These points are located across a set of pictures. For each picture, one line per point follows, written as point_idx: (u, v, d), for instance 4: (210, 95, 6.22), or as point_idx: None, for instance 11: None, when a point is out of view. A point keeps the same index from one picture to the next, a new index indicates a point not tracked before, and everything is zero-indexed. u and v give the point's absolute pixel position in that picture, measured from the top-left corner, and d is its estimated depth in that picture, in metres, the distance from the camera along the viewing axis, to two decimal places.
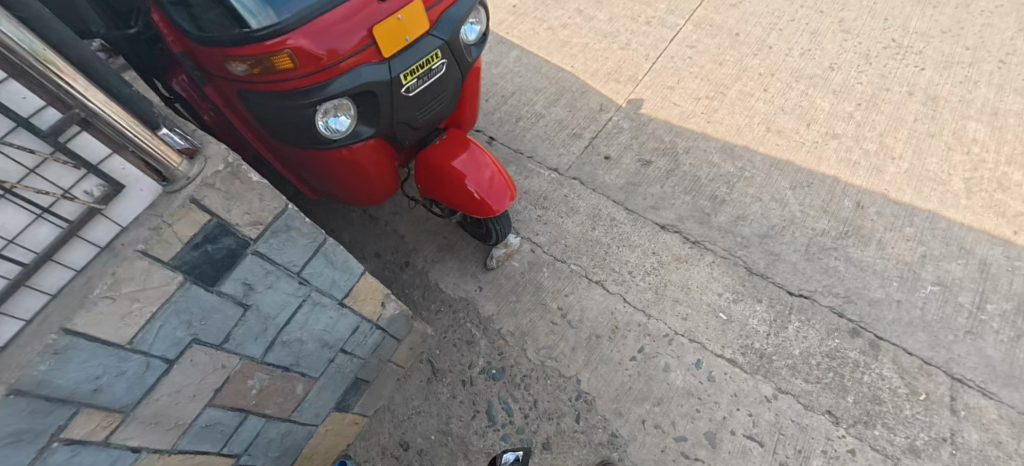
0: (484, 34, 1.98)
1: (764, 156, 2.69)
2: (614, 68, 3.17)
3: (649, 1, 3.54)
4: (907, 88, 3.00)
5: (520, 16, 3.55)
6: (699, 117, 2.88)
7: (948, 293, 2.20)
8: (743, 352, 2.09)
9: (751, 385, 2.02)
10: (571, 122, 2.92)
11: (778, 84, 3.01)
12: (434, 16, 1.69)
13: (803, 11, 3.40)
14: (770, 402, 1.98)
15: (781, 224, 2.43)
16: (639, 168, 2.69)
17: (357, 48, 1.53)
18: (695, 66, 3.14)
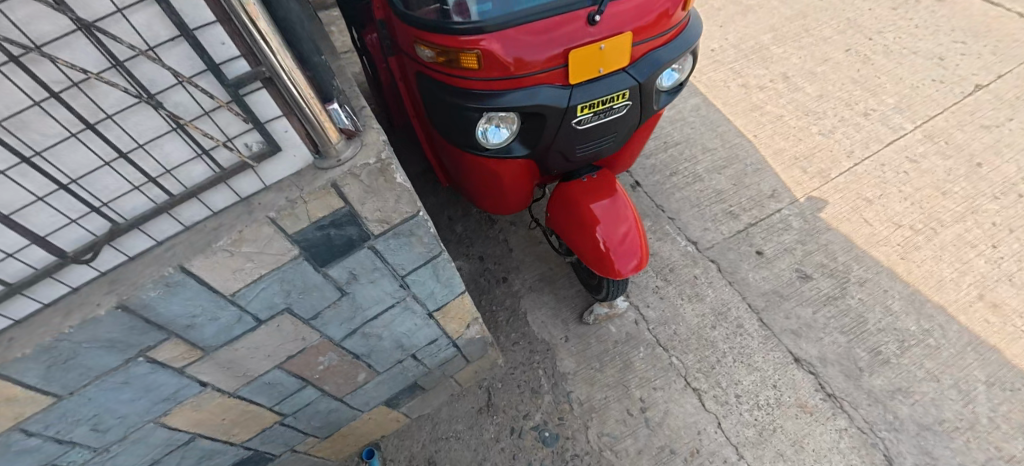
0: (681, 83, 1.73)
1: (962, 328, 2.14)
2: (805, 153, 2.73)
3: (875, 90, 2.98)
4: None
5: (715, 62, 3.23)
6: (892, 248, 2.36)
7: None
8: None
9: None
10: (731, 198, 2.59)
11: (1014, 245, 2.36)
12: (638, 53, 1.50)
13: None
14: None
15: (953, 423, 1.93)
16: (793, 279, 2.29)
17: (546, 66, 1.39)
18: (907, 183, 2.57)
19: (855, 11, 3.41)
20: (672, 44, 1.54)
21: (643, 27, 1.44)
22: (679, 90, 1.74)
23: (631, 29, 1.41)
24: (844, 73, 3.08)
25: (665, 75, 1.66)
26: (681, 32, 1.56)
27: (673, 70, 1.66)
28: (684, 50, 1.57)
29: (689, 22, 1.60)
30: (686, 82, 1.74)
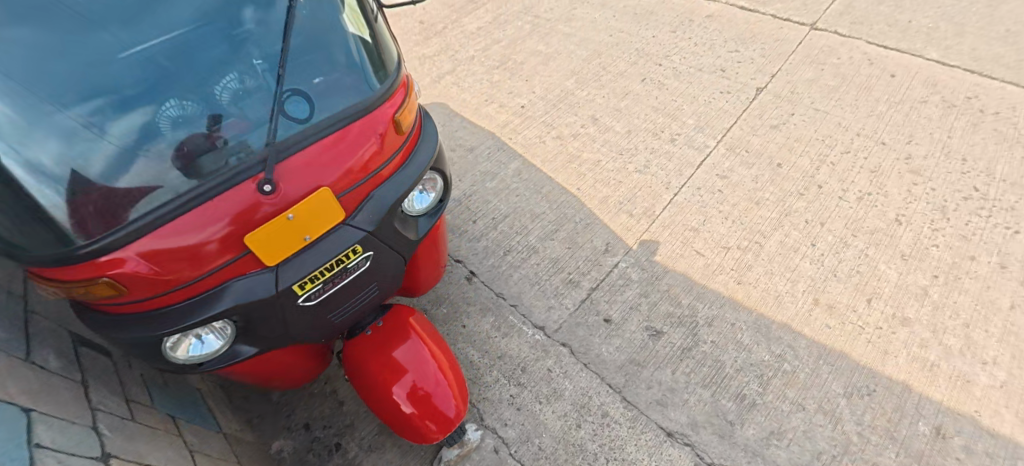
0: (440, 201, 1.51)
1: (809, 342, 2.15)
2: (627, 198, 2.75)
3: (676, 114, 3.18)
4: (997, 257, 2.37)
5: (527, 120, 3.27)
6: (728, 275, 2.39)
7: None
8: None
9: None
10: (569, 264, 2.47)
11: (829, 237, 2.49)
12: (356, 198, 1.22)
13: (861, 142, 2.91)
14: None
15: (830, 451, 1.86)
16: (646, 340, 2.18)
17: (233, 251, 1.08)
18: (725, 202, 2.67)
19: (641, 41, 3.72)
20: (401, 170, 1.31)
21: (349, 169, 1.18)
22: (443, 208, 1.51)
23: (329, 180, 1.14)
24: (646, 103, 3.26)
25: (413, 200, 1.41)
26: (409, 154, 1.35)
27: (422, 192, 1.43)
28: (420, 171, 1.34)
29: (418, 140, 1.41)
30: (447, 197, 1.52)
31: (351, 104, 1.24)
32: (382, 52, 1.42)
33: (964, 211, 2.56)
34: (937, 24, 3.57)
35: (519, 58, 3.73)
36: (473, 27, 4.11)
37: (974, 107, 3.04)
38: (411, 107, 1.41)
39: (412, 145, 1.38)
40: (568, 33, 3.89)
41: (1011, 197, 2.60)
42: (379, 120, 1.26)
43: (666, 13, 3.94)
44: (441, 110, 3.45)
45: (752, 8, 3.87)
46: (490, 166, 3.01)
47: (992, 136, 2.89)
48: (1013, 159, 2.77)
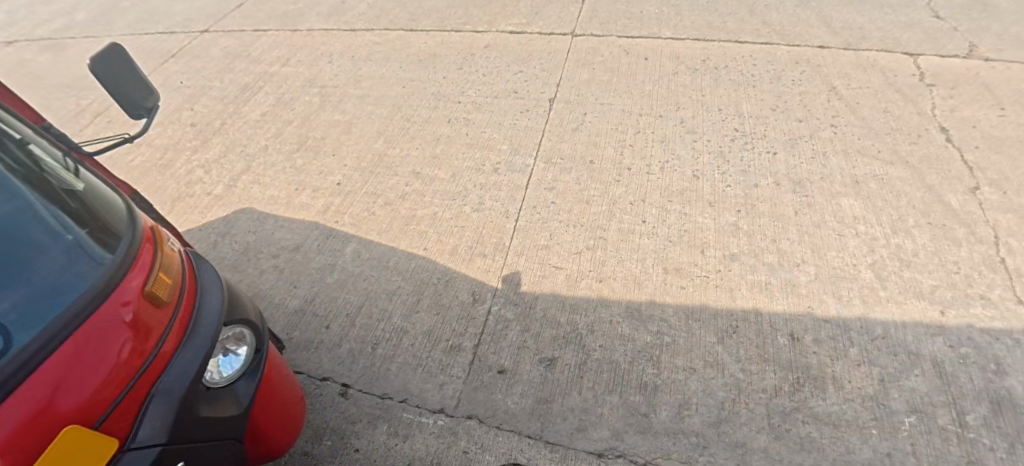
0: (257, 350, 1.42)
1: (675, 307, 2.34)
2: (476, 241, 2.74)
3: (490, 144, 3.28)
4: (771, 178, 2.87)
5: (349, 195, 3.05)
6: (589, 277, 2.51)
7: (927, 419, 1.93)
8: None
9: None
10: (445, 331, 2.38)
11: (653, 210, 2.77)
12: (131, 409, 1.02)
13: (644, 120, 3.34)
14: None
15: (730, 397, 2.04)
16: (544, 373, 2.19)
17: None
18: (562, 212, 2.83)
19: (435, 84, 3.81)
20: (188, 342, 1.19)
21: (111, 373, 1.01)
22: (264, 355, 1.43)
23: (79, 406, 0.93)
24: (459, 143, 3.31)
25: (220, 365, 1.29)
26: (189, 322, 1.24)
27: (232, 351, 1.34)
28: (212, 334, 1.26)
29: (195, 303, 1.31)
30: (265, 343, 1.46)
31: (84, 297, 1.09)
32: (108, 230, 1.30)
33: (737, 150, 3.06)
34: (662, 9, 4.48)
35: (318, 134, 3.46)
36: (257, 114, 3.66)
37: (709, 69, 3.73)
38: (168, 275, 1.31)
39: (188, 311, 1.27)
40: (360, 95, 3.76)
41: (761, 128, 3.20)
42: (128, 303, 1.13)
43: (449, 53, 4.12)
44: (249, 218, 2.98)
45: (520, 30, 4.32)
46: (326, 259, 2.74)
47: (729, 86, 3.56)
48: (749, 99, 3.43)
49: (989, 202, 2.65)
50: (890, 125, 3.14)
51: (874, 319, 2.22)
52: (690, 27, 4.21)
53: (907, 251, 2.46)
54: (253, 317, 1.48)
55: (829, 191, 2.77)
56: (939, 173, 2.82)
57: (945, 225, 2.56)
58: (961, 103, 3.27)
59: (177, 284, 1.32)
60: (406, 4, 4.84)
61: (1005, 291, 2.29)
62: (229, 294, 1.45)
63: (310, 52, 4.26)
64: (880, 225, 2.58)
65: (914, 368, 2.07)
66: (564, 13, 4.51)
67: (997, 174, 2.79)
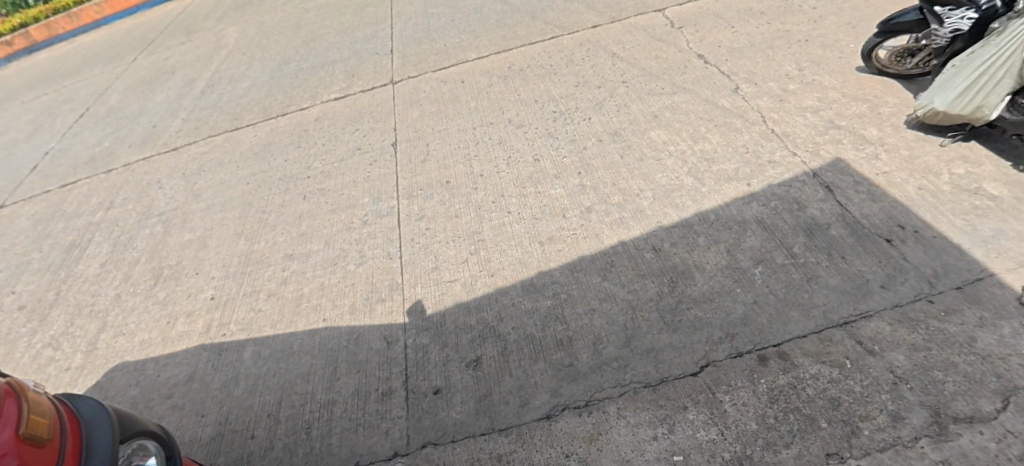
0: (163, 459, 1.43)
1: (561, 268, 2.64)
2: (370, 290, 2.80)
3: (352, 202, 3.39)
4: (595, 138, 3.36)
5: (228, 303, 2.94)
6: (483, 276, 2.71)
7: (770, 264, 2.41)
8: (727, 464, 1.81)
9: None
10: (371, 383, 2.39)
11: (514, 200, 3.08)
12: None
13: (479, 130, 3.69)
14: None
15: (629, 318, 2.35)
16: (475, 374, 2.31)
17: None
18: (439, 233, 3.02)
19: (278, 170, 3.83)
20: None
21: None
22: (177, 458, 1.50)
23: None
24: (322, 213, 3.36)
25: None
26: (81, 455, 1.24)
27: None
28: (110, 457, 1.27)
29: (81, 435, 1.30)
30: (173, 449, 1.51)
31: None
32: None
33: (561, 126, 3.52)
34: (461, 37, 4.98)
35: (173, 261, 3.29)
36: (96, 268, 3.39)
37: (516, 72, 4.22)
38: (43, 416, 1.28)
39: (76, 444, 1.27)
40: (204, 208, 3.65)
41: (573, 103, 3.71)
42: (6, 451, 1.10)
43: (282, 137, 4.18)
44: (124, 372, 2.71)
45: (344, 94, 4.52)
46: (225, 372, 2.59)
47: (538, 80, 4.05)
48: (556, 84, 3.95)
49: (749, 96, 3.37)
50: (664, 66, 3.82)
51: (706, 209, 2.73)
52: (489, 45, 4.72)
53: (709, 152, 3.05)
54: (153, 428, 1.49)
55: (639, 131, 3.31)
56: (710, 88, 3.51)
57: (727, 122, 3.22)
58: (705, 33, 4.09)
59: (55, 423, 1.29)
60: (221, 107, 4.81)
61: (782, 152, 2.93)
62: (116, 413, 1.43)
63: (134, 186, 4.04)
64: (685, 142, 3.16)
65: (745, 232, 2.57)
66: (378, 67, 4.81)
67: (746, 74, 3.55)
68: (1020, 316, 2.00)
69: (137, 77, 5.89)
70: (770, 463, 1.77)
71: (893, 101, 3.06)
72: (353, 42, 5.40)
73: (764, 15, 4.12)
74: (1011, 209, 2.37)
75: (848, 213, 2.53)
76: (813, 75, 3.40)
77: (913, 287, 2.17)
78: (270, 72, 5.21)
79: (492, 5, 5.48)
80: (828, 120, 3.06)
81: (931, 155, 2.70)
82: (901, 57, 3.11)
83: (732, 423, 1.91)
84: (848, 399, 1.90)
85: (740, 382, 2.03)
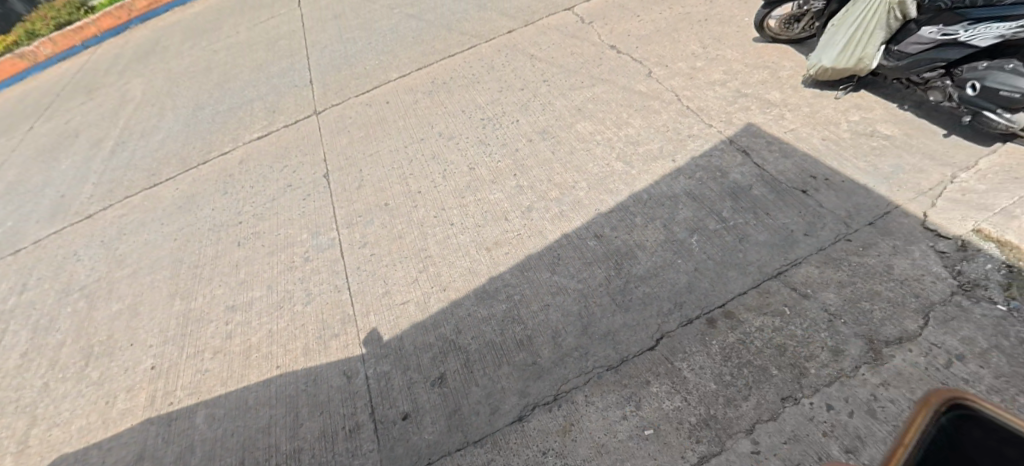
0: None
1: (510, 270, 2.66)
2: (322, 328, 2.72)
3: (290, 241, 3.28)
4: (525, 139, 3.42)
5: (171, 369, 2.77)
6: (435, 292, 2.69)
7: (704, 231, 2.52)
8: (694, 428, 1.87)
9: (732, 444, 1.79)
10: (336, 422, 2.31)
11: (455, 211, 3.08)
12: None
13: (411, 149, 3.67)
14: (756, 439, 1.78)
15: (583, 306, 2.39)
16: (441, 390, 2.28)
17: None
18: (385, 257, 2.97)
19: (207, 220, 3.66)
20: None
21: None
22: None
23: None
24: (260, 257, 3.24)
25: None
26: None
27: None
28: None
29: None
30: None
31: None
32: None
33: (490, 133, 3.56)
34: (380, 59, 4.95)
35: (103, 335, 3.07)
36: (15, 359, 3.10)
37: (439, 86, 4.24)
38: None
39: None
40: (131, 273, 3.43)
41: (499, 108, 3.76)
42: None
43: (206, 186, 3.99)
44: (64, 465, 2.49)
45: (266, 133, 4.38)
46: (178, 442, 2.43)
47: (462, 91, 4.09)
48: (480, 92, 4.00)
49: (661, 77, 3.54)
50: (580, 61, 3.95)
51: (639, 190, 2.84)
52: (409, 63, 4.72)
53: (634, 136, 3.17)
54: None
55: (566, 126, 3.40)
56: (625, 76, 3.66)
57: (645, 105, 3.36)
58: (614, 24, 4.26)
59: None
60: (136, 165, 4.54)
61: (700, 125, 3.09)
62: None
63: (48, 263, 3.74)
64: (610, 129, 3.27)
65: (677, 205, 2.68)
66: (299, 101, 4.69)
67: (657, 58, 3.73)
68: (925, 239, 2.19)
69: (35, 148, 5.47)
70: (734, 419, 1.85)
71: (789, 64, 3.30)
72: (269, 79, 5.25)
73: (665, 1, 4.35)
74: (903, 146, 2.61)
75: (766, 172, 2.69)
76: (716, 51, 3.61)
77: (832, 230, 2.34)
78: (185, 121, 4.98)
79: (406, 24, 5.49)
80: (735, 89, 3.26)
81: (828, 108, 2.93)
82: (789, 23, 3.36)
83: (693, 387, 1.99)
84: (793, 343, 2.01)
85: (694, 347, 2.11)
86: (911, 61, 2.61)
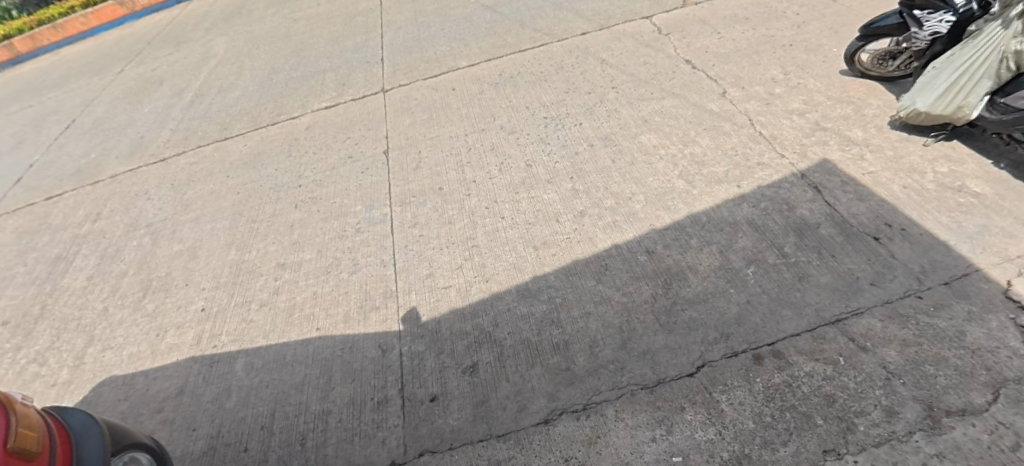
0: None
1: (555, 272, 2.64)
2: (363, 299, 2.78)
3: (344, 210, 3.37)
4: (586, 143, 3.38)
5: (219, 314, 2.90)
6: (477, 281, 2.71)
7: (762, 264, 2.43)
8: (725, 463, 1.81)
9: None
10: (366, 392, 2.36)
11: (507, 205, 3.09)
12: None
13: (471, 137, 3.70)
14: None
15: (625, 320, 2.36)
16: (472, 380, 2.30)
17: None
18: (433, 239, 3.01)
19: (269, 179, 3.81)
20: None
21: None
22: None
23: None
24: (314, 221, 3.34)
25: None
26: None
27: None
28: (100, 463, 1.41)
29: (71, 448, 1.43)
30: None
31: None
32: None
33: (552, 132, 3.54)
34: (451, 46, 5.00)
35: (162, 272, 3.25)
36: (82, 281, 3.32)
37: (506, 79, 4.25)
38: (31, 429, 1.38)
39: (67, 456, 1.39)
40: (194, 218, 3.61)
41: (564, 109, 3.74)
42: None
43: (273, 146, 4.16)
44: (112, 386, 2.65)
45: (334, 103, 4.52)
46: (217, 384, 2.54)
47: (528, 87, 4.08)
48: (546, 91, 3.99)
49: (736, 99, 3.43)
50: (652, 72, 3.88)
51: (698, 212, 2.76)
52: (480, 52, 4.75)
53: (699, 155, 3.09)
54: (141, 442, 1.63)
55: (629, 135, 3.35)
56: (698, 93, 3.56)
57: (716, 126, 3.26)
58: (692, 39, 4.15)
59: (42, 433, 1.40)
60: (211, 117, 4.78)
61: (770, 154, 2.98)
62: (107, 428, 1.56)
63: (121, 197, 3.99)
64: (675, 145, 3.20)
65: (736, 233, 2.60)
66: (369, 76, 4.81)
67: (733, 79, 3.61)
68: (1006, 310, 2.03)
69: (122, 88, 5.84)
70: (769, 462, 1.78)
71: (876, 102, 3.13)
72: (343, 51, 5.41)
73: (749, 21, 4.20)
74: (994, 206, 2.42)
75: (836, 213, 2.57)
76: (798, 79, 3.47)
77: (902, 284, 2.21)
78: (260, 82, 5.20)
79: (481, 14, 5.53)
80: (814, 122, 3.12)
81: (914, 155, 2.76)
82: (883, 60, 3.20)
83: (730, 422, 1.92)
84: (843, 396, 1.91)
85: (736, 381, 2.04)
86: (1016, 116, 2.36)
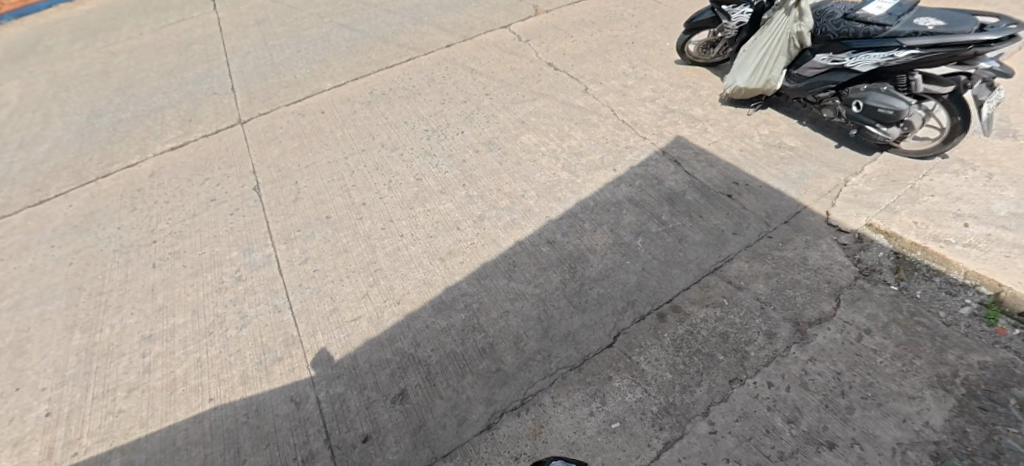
0: None
1: (467, 279, 2.65)
2: (262, 352, 2.50)
3: (220, 259, 3.00)
4: (471, 150, 3.44)
5: (74, 412, 2.37)
6: (388, 305, 2.60)
7: (648, 234, 2.71)
8: (657, 417, 1.97)
9: (692, 426, 1.92)
10: (287, 452, 2.12)
11: (405, 223, 3.01)
12: None
13: (352, 159, 3.54)
14: (711, 420, 1.92)
15: (542, 310, 2.45)
16: (403, 406, 2.19)
17: None
18: (331, 272, 2.82)
19: (113, 239, 3.23)
20: None
21: None
22: None
23: None
24: (184, 278, 2.92)
25: None
26: None
27: None
28: None
29: None
30: None
31: None
32: None
33: (435, 144, 3.54)
34: (311, 68, 4.72)
35: None
36: None
37: (378, 97, 4.14)
38: None
39: None
40: (11, 305, 2.91)
41: (443, 120, 3.76)
42: None
43: (108, 201, 3.53)
44: None
45: (181, 142, 3.99)
46: None
47: (403, 102, 4.03)
48: (422, 104, 3.97)
49: (597, 93, 3.77)
50: (520, 76, 4.09)
51: (585, 198, 2.98)
52: (344, 72, 4.55)
53: (576, 147, 3.33)
54: None
55: (510, 137, 3.49)
56: (564, 91, 3.84)
57: (584, 119, 3.55)
58: (550, 43, 4.46)
59: None
60: (10, 178, 3.89)
61: (634, 138, 3.33)
62: None
63: None
64: (553, 141, 3.41)
65: (621, 211, 2.86)
66: (219, 108, 4.33)
67: (591, 76, 3.96)
68: (830, 234, 2.53)
69: None
70: (690, 404, 1.99)
71: (706, 84, 3.69)
72: (182, 84, 4.79)
73: (595, 24, 4.64)
74: (804, 156, 2.99)
75: (696, 180, 2.96)
76: (643, 70, 3.93)
77: (756, 229, 2.62)
78: (75, 129, 4.38)
79: (338, 33, 5.30)
80: (663, 106, 3.55)
81: (741, 123, 3.30)
82: (706, 48, 3.74)
83: (652, 379, 2.10)
84: (733, 331, 2.21)
85: (648, 341, 2.24)
86: (808, 83, 2.99)
